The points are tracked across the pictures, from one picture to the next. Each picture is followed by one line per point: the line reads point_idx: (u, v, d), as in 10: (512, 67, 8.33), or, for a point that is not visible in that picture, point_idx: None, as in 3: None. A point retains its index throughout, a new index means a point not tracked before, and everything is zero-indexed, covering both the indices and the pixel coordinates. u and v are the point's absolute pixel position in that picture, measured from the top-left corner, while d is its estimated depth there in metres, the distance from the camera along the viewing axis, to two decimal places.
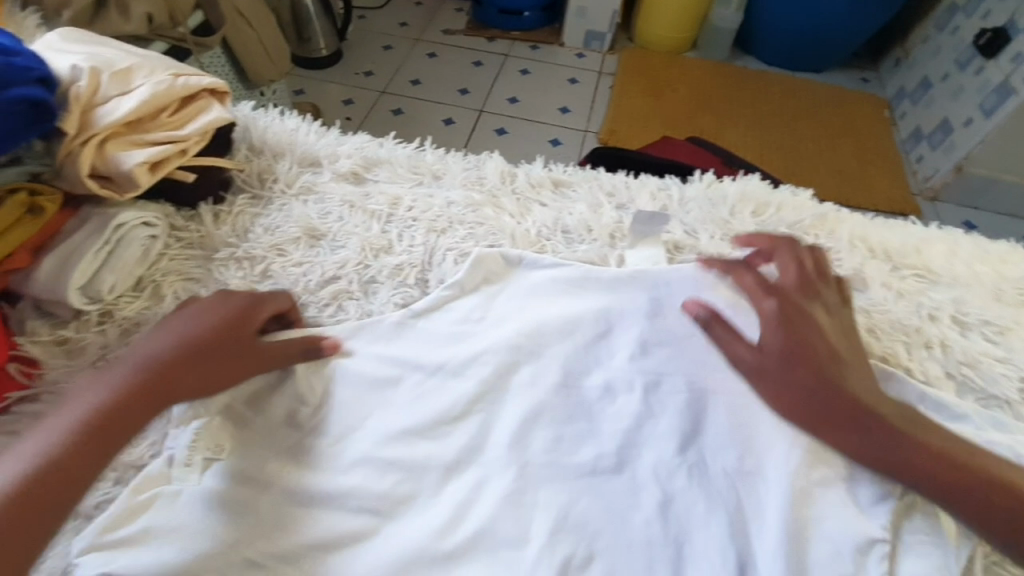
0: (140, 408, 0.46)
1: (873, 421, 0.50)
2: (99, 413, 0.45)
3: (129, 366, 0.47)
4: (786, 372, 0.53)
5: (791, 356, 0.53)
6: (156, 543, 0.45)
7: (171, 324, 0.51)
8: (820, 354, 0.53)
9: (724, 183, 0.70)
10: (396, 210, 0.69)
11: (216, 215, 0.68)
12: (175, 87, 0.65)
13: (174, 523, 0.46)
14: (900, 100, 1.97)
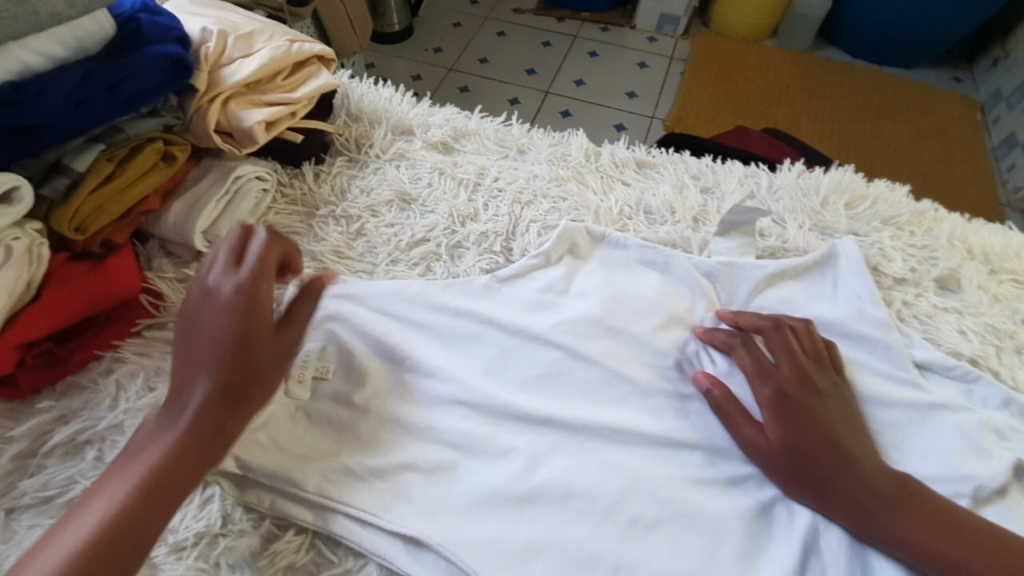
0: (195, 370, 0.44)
1: (869, 496, 0.46)
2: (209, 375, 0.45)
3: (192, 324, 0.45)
4: (793, 459, 0.49)
5: (794, 443, 0.49)
6: (264, 456, 0.50)
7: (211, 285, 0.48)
8: (822, 430, 0.49)
9: (815, 173, 0.69)
10: (482, 180, 0.72)
11: (317, 174, 0.73)
12: (290, 53, 0.69)
13: (279, 441, 0.51)
14: (996, 102, 1.84)
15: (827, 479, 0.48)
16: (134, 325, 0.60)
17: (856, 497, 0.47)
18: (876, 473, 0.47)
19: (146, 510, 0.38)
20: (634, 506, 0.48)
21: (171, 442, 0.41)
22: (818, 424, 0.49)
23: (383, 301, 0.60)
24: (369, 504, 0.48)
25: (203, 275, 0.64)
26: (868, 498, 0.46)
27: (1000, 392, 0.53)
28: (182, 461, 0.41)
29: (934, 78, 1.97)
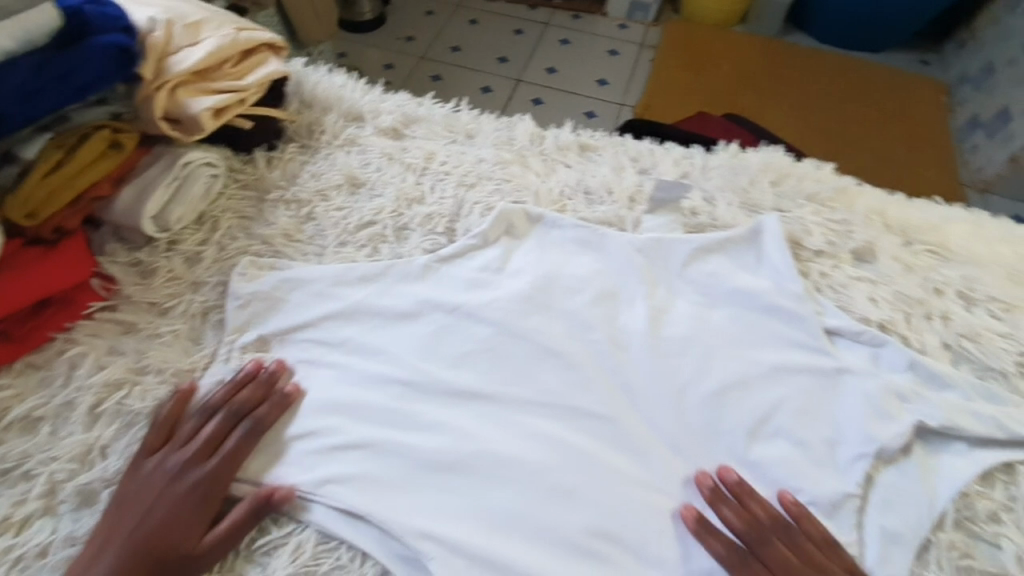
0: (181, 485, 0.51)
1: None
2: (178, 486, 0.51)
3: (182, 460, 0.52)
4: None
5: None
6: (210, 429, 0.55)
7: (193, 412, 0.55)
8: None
9: (747, 154, 0.73)
10: (430, 164, 0.74)
11: (269, 161, 0.75)
12: (238, 41, 0.71)
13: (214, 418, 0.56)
14: (961, 86, 1.88)
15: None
16: (86, 308, 0.62)
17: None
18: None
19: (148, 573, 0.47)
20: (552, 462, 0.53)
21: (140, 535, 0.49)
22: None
23: (327, 289, 0.64)
24: (306, 482, 0.52)
25: (155, 260, 0.65)
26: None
27: (906, 355, 0.57)
28: (178, 531, 0.49)
29: (899, 62, 2.01)
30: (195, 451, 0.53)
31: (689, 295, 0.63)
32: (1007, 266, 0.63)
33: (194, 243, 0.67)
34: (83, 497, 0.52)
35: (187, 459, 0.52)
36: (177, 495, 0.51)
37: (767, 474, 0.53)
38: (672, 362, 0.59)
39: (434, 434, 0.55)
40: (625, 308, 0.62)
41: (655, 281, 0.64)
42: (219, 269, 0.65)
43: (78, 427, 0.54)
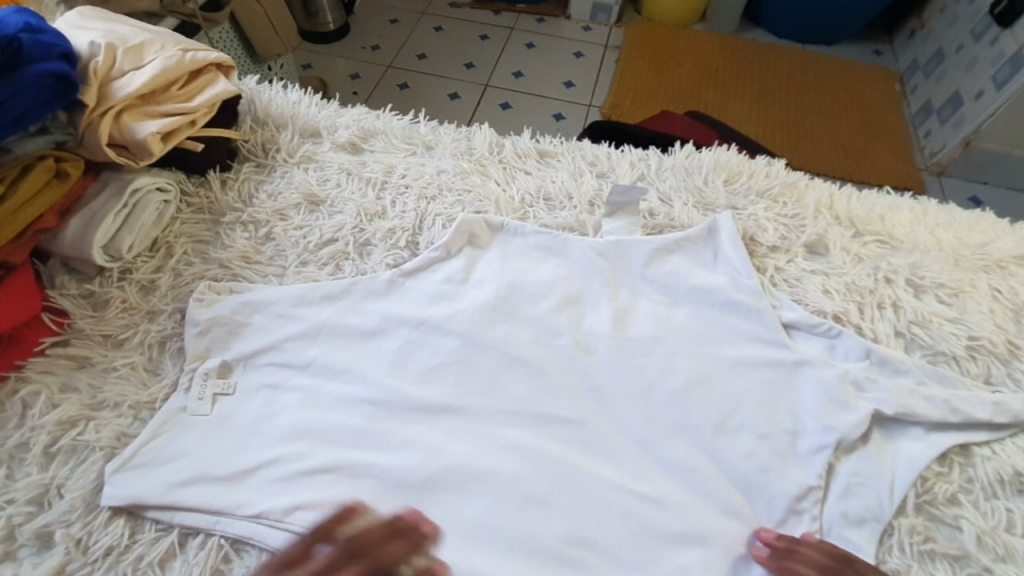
0: None
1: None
2: None
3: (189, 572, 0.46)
4: None
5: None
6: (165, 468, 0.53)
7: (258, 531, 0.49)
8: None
9: (701, 154, 0.74)
10: (389, 178, 0.74)
11: (224, 182, 0.74)
12: (183, 62, 0.69)
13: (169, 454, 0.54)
14: (912, 73, 1.94)
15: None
16: (38, 344, 0.60)
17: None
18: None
19: None
20: (525, 472, 0.53)
21: None
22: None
23: (289, 311, 0.63)
24: (272, 510, 0.51)
25: (106, 291, 0.63)
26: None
27: (859, 344, 0.58)
28: None
29: (853, 54, 2.06)
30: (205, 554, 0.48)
31: (651, 296, 0.63)
32: (953, 252, 0.66)
33: (148, 271, 0.65)
34: (43, 539, 0.50)
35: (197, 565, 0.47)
36: None
37: (735, 468, 0.53)
38: (638, 363, 0.59)
39: (404, 450, 0.54)
40: (588, 312, 0.63)
41: (619, 284, 0.64)
42: (176, 296, 0.64)
43: (33, 467, 0.53)
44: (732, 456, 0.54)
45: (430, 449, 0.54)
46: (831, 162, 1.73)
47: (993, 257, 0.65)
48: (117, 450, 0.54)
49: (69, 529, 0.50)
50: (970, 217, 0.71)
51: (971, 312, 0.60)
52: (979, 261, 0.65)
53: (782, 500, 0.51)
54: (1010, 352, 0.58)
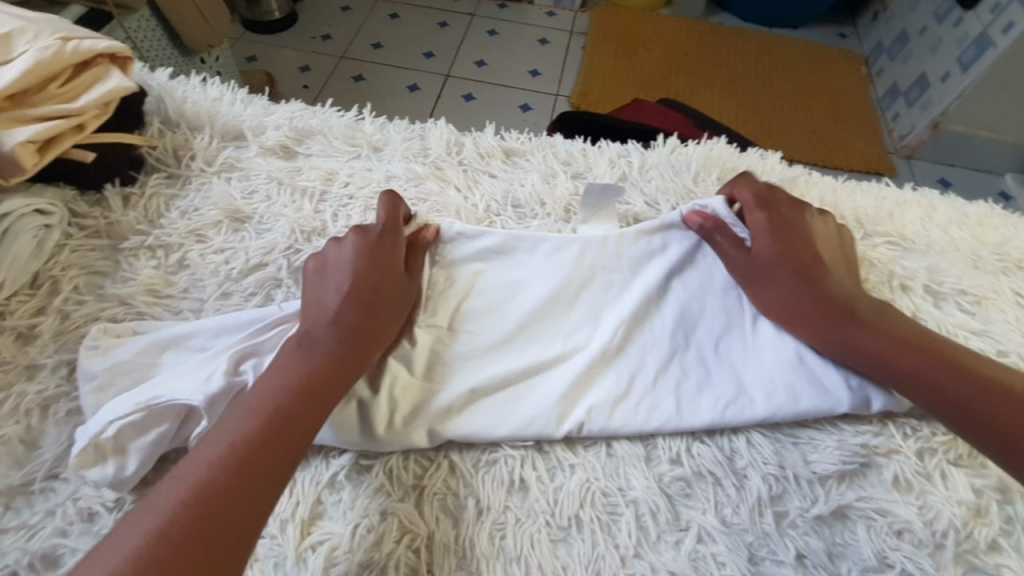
0: (287, 366, 0.45)
1: (889, 337, 0.49)
2: (282, 395, 0.43)
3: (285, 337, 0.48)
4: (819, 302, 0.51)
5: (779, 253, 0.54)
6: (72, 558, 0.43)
7: (324, 283, 0.50)
8: (815, 259, 0.54)
9: (688, 148, 0.66)
10: (330, 187, 0.63)
11: (126, 199, 0.61)
12: (64, 53, 0.56)
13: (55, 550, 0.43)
14: (878, 55, 1.91)
15: (876, 341, 0.49)
16: None
17: (875, 337, 0.49)
18: (873, 307, 0.51)
19: (278, 434, 0.41)
20: (491, 338, 0.53)
21: (248, 419, 0.42)
22: (816, 258, 0.54)
23: (208, 340, 0.51)
24: None
25: None
26: (931, 360, 0.48)
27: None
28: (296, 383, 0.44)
29: (820, 36, 2.02)
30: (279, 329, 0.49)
31: (626, 293, 0.55)
32: (969, 253, 0.59)
33: (27, 314, 0.53)
34: None
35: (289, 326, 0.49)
36: (290, 356, 0.46)
37: (741, 522, 0.46)
38: (612, 310, 0.55)
39: (346, 524, 0.45)
40: (562, 250, 0.57)
41: (599, 270, 0.57)
42: (61, 346, 0.52)
43: None
44: (740, 512, 0.46)
45: (391, 416, 0.48)
46: (806, 147, 1.68)
47: (1011, 257, 0.59)
48: None
49: None
50: (980, 211, 0.65)
51: (996, 322, 0.54)
52: (997, 264, 0.59)
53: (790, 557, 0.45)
54: None
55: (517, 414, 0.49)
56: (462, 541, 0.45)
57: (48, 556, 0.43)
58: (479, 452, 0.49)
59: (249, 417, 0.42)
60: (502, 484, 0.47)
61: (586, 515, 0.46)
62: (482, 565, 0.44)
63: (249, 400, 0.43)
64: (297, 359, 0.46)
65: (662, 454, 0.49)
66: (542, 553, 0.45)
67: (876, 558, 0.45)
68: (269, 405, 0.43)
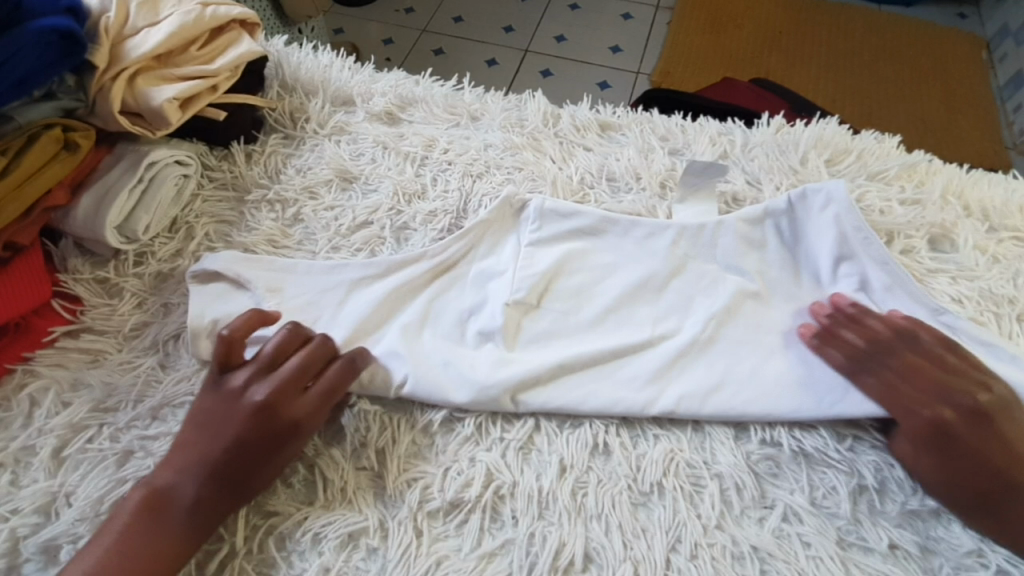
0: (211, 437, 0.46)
1: None
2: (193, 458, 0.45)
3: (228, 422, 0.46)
4: (981, 484, 0.43)
5: (951, 479, 0.43)
6: None
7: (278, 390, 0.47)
8: (988, 461, 0.42)
9: (795, 128, 0.64)
10: (430, 153, 0.65)
11: (249, 155, 0.66)
12: (204, 18, 0.61)
13: None
14: (1004, 38, 1.72)
15: None
16: (47, 335, 0.55)
17: None
18: None
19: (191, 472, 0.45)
20: (581, 319, 0.54)
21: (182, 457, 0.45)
22: (983, 454, 0.43)
23: (311, 296, 0.55)
24: (314, 522, 0.46)
25: (123, 278, 0.58)
26: None
27: (1005, 348, 0.48)
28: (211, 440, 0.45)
29: (935, 15, 1.84)
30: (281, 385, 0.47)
31: (721, 282, 0.55)
32: None
33: (167, 255, 0.60)
34: (48, 554, 0.45)
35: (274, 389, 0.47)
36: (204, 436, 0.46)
37: (831, 507, 0.45)
38: (703, 300, 0.54)
39: (438, 466, 0.48)
40: (655, 237, 0.57)
41: (692, 258, 0.56)
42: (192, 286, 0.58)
43: (41, 473, 0.48)
44: (829, 497, 0.46)
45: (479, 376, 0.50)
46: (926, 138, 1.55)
47: None
48: (130, 456, 0.49)
49: (77, 544, 0.45)
50: None
51: None
52: None
53: (879, 546, 0.44)
54: None
55: (603, 392, 0.50)
56: (547, 494, 0.47)
57: None
58: (565, 418, 0.50)
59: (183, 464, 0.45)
60: (586, 446, 0.49)
61: (669, 484, 0.47)
62: (565, 519, 0.46)
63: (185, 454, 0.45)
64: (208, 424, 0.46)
65: (752, 435, 0.49)
66: (622, 514, 0.46)
67: (971, 555, 0.43)
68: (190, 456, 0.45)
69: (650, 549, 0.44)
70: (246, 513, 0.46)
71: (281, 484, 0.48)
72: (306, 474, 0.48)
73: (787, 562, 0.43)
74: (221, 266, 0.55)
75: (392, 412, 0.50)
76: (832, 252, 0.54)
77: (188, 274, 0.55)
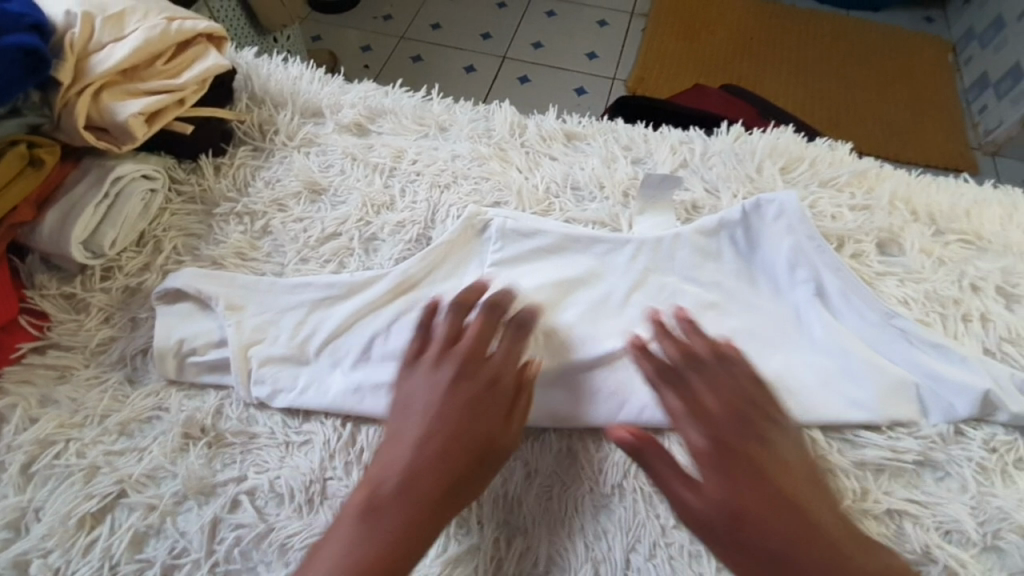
0: (442, 418, 0.47)
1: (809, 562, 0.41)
2: (419, 446, 0.46)
3: (420, 407, 0.48)
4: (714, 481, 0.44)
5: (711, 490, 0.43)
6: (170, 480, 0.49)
7: (436, 366, 0.50)
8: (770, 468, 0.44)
9: (752, 137, 0.66)
10: (399, 164, 0.66)
11: (218, 168, 0.67)
12: (169, 33, 0.61)
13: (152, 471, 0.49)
14: (967, 42, 1.77)
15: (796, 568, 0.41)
16: (15, 350, 0.55)
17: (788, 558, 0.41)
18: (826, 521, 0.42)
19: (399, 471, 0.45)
20: None
21: (413, 442, 0.47)
22: (739, 471, 0.44)
23: (278, 314, 0.56)
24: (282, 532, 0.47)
25: (89, 293, 0.58)
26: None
27: (954, 350, 0.50)
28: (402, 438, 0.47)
29: (901, 20, 1.90)
30: (454, 355, 0.50)
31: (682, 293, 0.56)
32: None
33: (134, 268, 0.60)
34: (19, 568, 0.46)
35: (457, 365, 0.49)
36: (440, 422, 0.47)
37: None
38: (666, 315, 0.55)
39: None
40: (616, 252, 0.58)
41: (654, 270, 0.57)
42: None
43: (8, 490, 0.48)
44: None
45: None
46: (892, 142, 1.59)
47: None
48: (96, 471, 0.49)
49: (47, 559, 0.46)
50: None
51: None
52: None
53: None
54: None
55: (563, 399, 0.51)
56: (512, 501, 0.48)
57: (148, 477, 0.49)
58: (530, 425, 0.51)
59: (414, 455, 0.46)
60: (550, 450, 0.50)
61: (630, 486, 0.47)
62: (529, 523, 0.47)
63: (402, 445, 0.47)
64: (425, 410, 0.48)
65: None
66: (583, 517, 0.47)
67: (921, 551, 0.44)
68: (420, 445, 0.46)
69: (610, 551, 0.46)
70: (213, 525, 0.47)
71: (247, 496, 0.48)
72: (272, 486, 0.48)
73: None
74: (184, 282, 0.57)
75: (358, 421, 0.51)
76: (788, 264, 0.56)
77: (153, 294, 0.57)
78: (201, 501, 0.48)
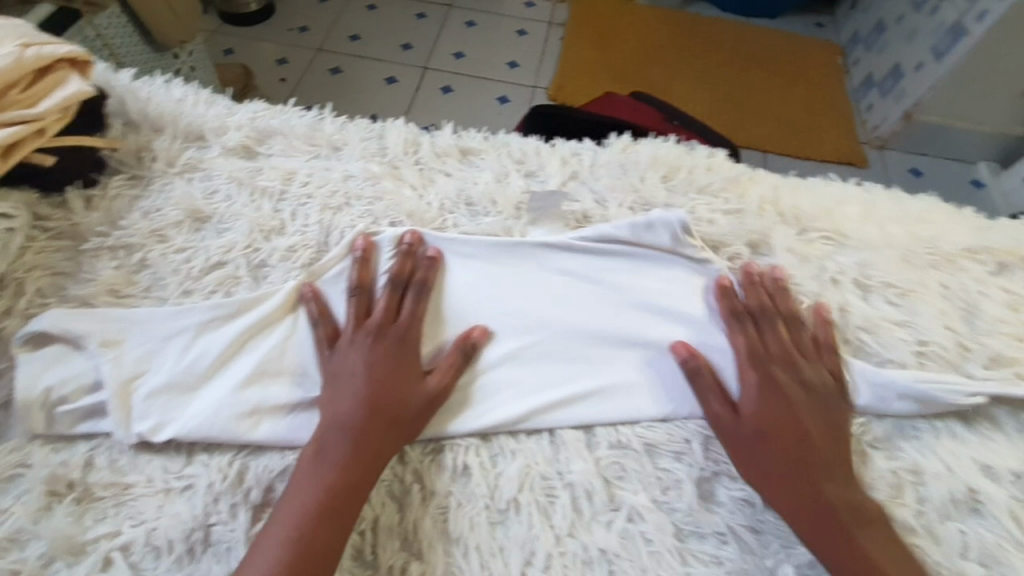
0: (361, 384, 0.51)
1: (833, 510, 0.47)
2: (344, 416, 0.50)
3: (341, 380, 0.51)
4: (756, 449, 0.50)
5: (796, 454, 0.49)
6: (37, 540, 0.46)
7: (356, 337, 0.53)
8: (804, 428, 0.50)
9: (638, 147, 0.69)
10: (289, 187, 0.64)
11: (89, 200, 0.62)
12: (24, 60, 0.57)
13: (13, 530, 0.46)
14: (855, 45, 1.92)
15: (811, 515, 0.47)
16: None
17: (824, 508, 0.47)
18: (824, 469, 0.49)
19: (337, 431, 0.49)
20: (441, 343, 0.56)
21: (336, 411, 0.50)
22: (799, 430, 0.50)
23: (158, 346, 0.53)
24: None
25: None
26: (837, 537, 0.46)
27: (812, 339, 0.54)
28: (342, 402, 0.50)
29: (797, 26, 2.04)
30: (373, 325, 0.54)
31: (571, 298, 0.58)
32: (902, 250, 0.60)
33: None
34: None
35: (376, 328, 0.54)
36: (358, 388, 0.51)
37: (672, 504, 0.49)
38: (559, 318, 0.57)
39: None
40: (508, 259, 0.59)
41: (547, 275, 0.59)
42: None
43: None
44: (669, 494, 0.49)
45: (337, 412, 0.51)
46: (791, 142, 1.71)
47: (941, 252, 0.60)
48: None
49: None
50: (922, 204, 0.67)
51: (923, 315, 0.55)
52: (927, 258, 0.60)
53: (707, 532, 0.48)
54: (960, 355, 0.54)
55: (457, 412, 0.52)
56: (410, 526, 0.48)
57: (11, 540, 0.46)
58: (427, 443, 0.51)
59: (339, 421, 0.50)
60: (447, 471, 0.50)
61: (525, 499, 0.49)
62: (425, 548, 0.47)
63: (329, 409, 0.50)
64: (349, 380, 0.52)
65: (602, 441, 0.52)
66: (480, 535, 0.47)
67: None
68: (346, 413, 0.50)
69: (507, 567, 0.46)
70: None
71: (122, 552, 0.45)
72: (149, 539, 0.46)
73: (631, 560, 0.47)
74: (51, 323, 0.53)
75: (248, 457, 0.49)
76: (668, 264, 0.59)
77: (15, 340, 0.53)
78: (70, 560, 0.45)
